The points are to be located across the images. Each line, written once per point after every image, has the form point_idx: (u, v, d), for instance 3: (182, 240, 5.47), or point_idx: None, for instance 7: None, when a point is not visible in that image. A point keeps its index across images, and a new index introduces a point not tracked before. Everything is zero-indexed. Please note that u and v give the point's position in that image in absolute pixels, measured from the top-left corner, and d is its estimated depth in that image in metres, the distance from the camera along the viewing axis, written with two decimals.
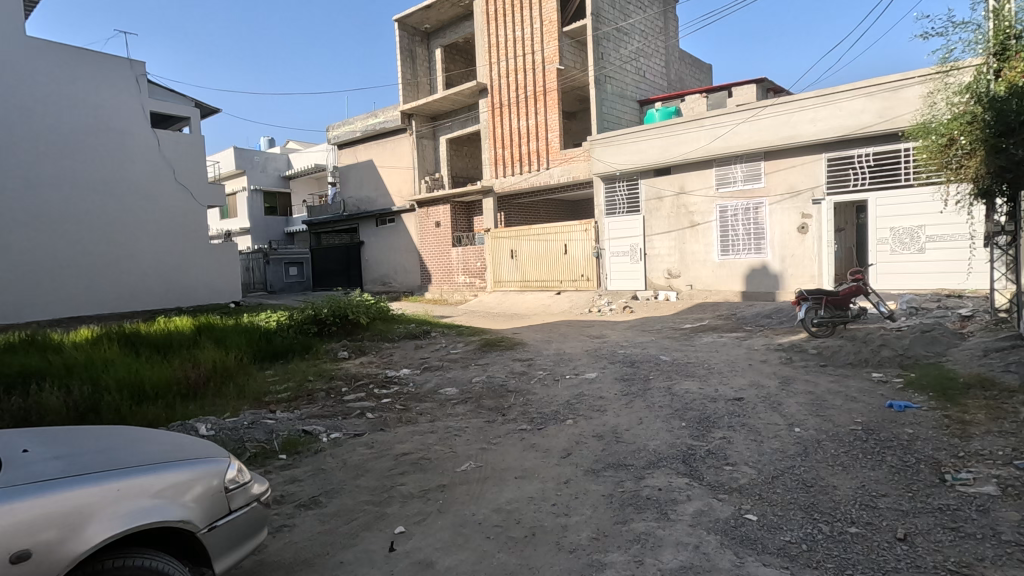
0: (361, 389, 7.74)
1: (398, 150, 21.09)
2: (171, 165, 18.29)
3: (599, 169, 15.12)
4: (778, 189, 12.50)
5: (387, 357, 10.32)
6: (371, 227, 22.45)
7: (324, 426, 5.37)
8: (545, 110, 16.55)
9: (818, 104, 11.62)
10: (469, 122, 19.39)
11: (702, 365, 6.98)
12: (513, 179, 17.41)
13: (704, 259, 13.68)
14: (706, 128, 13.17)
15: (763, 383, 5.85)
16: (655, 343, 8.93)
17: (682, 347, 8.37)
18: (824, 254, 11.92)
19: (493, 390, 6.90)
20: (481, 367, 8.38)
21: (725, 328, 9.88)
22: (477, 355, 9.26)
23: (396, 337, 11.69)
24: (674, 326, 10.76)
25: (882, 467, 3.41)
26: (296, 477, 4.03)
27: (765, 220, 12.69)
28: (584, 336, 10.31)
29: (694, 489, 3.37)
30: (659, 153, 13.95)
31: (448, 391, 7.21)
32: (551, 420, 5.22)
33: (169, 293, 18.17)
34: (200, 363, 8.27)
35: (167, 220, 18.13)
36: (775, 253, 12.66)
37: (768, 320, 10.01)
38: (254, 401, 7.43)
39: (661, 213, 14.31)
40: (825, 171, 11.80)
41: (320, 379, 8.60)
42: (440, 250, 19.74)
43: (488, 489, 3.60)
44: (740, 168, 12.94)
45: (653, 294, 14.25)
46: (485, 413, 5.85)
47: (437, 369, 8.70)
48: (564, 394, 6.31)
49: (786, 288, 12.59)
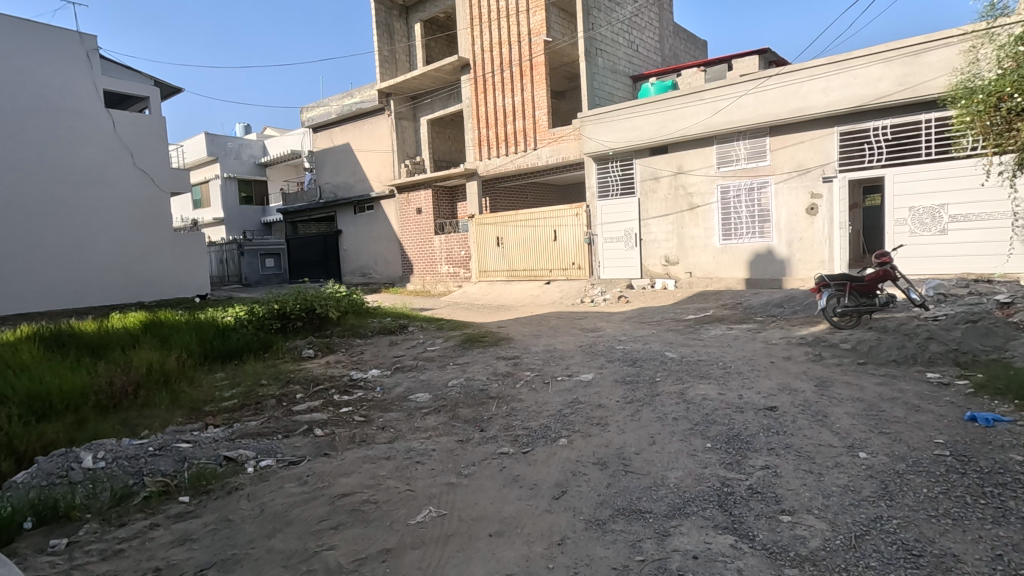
0: (318, 395, 6.64)
1: (377, 132, 19.85)
2: (128, 149, 16.92)
3: (590, 148, 14.03)
4: (785, 166, 11.50)
5: (357, 355, 9.21)
6: (349, 214, 21.18)
7: (255, 449, 4.28)
8: (532, 87, 15.38)
9: (830, 72, 10.59)
10: (451, 102, 18.18)
11: (717, 363, 5.95)
12: (498, 162, 16.28)
13: (704, 244, 12.70)
14: (707, 101, 12.09)
15: (797, 386, 4.82)
16: (658, 337, 7.89)
17: (690, 342, 7.32)
18: (835, 237, 10.95)
19: (470, 397, 5.83)
20: (461, 367, 7.30)
21: (733, 319, 8.87)
22: (457, 354, 8.17)
23: (370, 333, 10.58)
24: (676, 317, 9.74)
25: (1010, 521, 2.41)
26: (188, 535, 2.92)
27: (771, 201, 11.71)
28: (577, 330, 9.24)
29: (746, 559, 2.34)
30: (655, 129, 12.87)
31: (417, 398, 6.13)
32: (539, 439, 4.16)
33: (129, 286, 16.83)
34: (132, 367, 7.11)
35: (125, 207, 16.79)
36: (781, 237, 11.71)
37: (780, 309, 9.05)
38: (190, 411, 6.32)
39: (657, 195, 13.28)
40: (836, 146, 10.83)
41: (277, 383, 7.51)
42: (422, 238, 18.58)
43: (452, 558, 2.55)
44: (743, 144, 11.94)
45: (650, 283, 13.22)
46: (458, 428, 4.77)
47: (411, 370, 7.62)
48: (556, 402, 5.24)
49: (793, 275, 11.63)
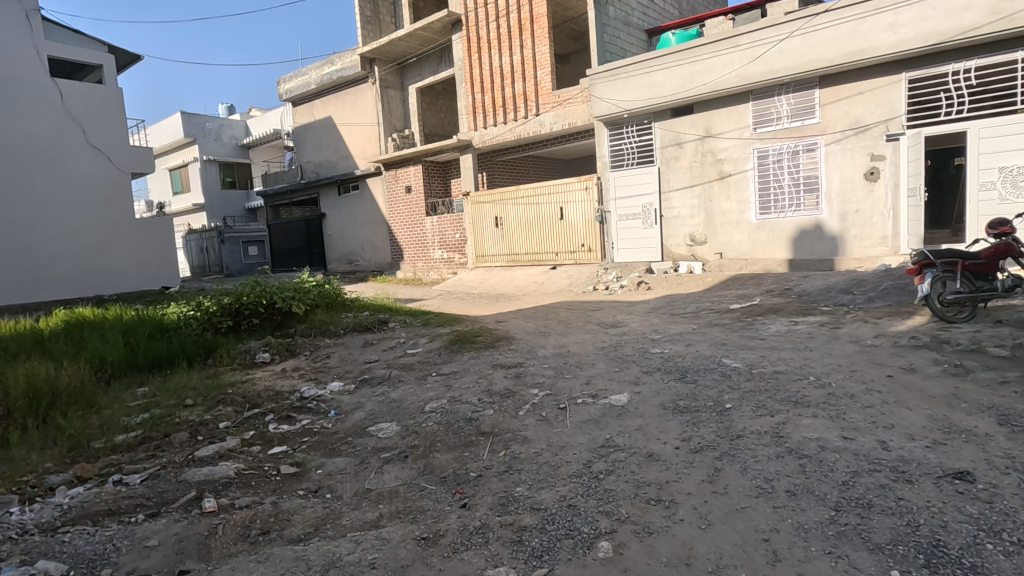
0: (248, 428, 4.86)
1: (360, 104, 17.87)
2: (78, 122, 15.04)
3: (601, 111, 12.07)
4: (838, 124, 9.66)
5: (322, 361, 7.46)
6: (332, 196, 19.26)
7: (81, 561, 2.51)
8: (533, 43, 13.39)
9: (900, 2, 8.63)
10: (441, 66, 16.20)
11: (810, 380, 4.12)
12: (495, 131, 14.36)
13: (738, 220, 10.84)
14: (742, 48, 10.14)
15: (968, 427, 3.01)
16: (703, 336, 6.05)
17: (750, 344, 5.49)
18: (901, 207, 9.13)
19: (452, 435, 4.03)
20: (445, 380, 5.52)
21: (792, 310, 7.02)
22: (441, 360, 6.33)
23: (342, 330, 8.79)
24: (715, 308, 7.88)
25: None
26: None
27: (820, 165, 9.88)
28: (594, 325, 7.40)
29: None
30: (678, 85, 10.92)
31: (379, 433, 4.34)
32: (563, 541, 2.38)
33: (86, 278, 15.02)
34: (3, 390, 5.35)
35: (77, 190, 14.97)
36: (832, 210, 9.88)
37: (850, 296, 7.24)
38: (65, 451, 4.58)
39: (681, 164, 11.39)
40: (904, 97, 9.00)
41: (207, 402, 5.76)
42: (412, 220, 16.67)
43: None
44: (786, 100, 10.08)
45: (673, 267, 11.38)
46: (430, 502, 3.01)
47: (381, 384, 5.82)
48: (582, 450, 3.44)
49: (848, 254, 9.77)
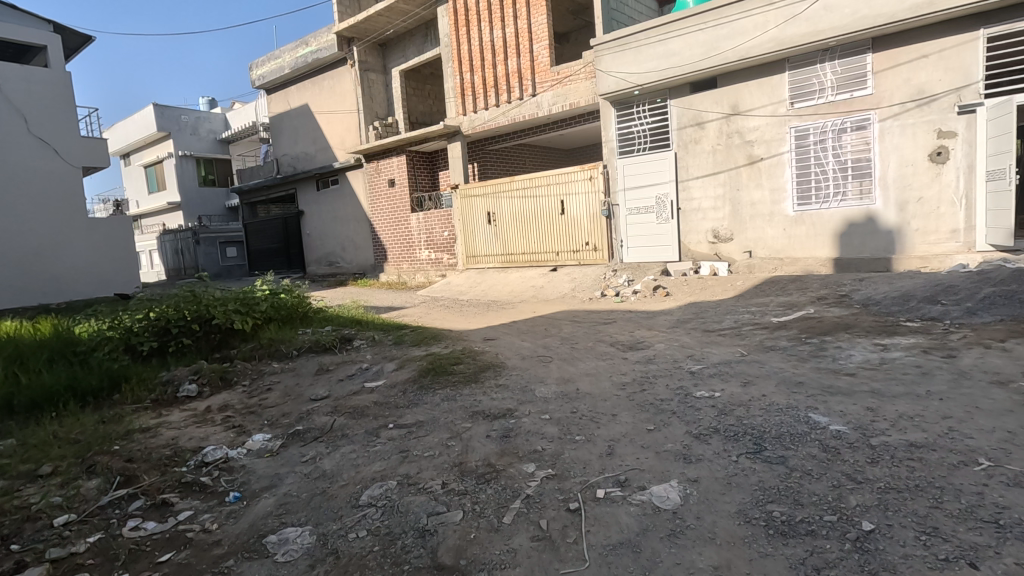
0: (96, 526, 3.21)
1: (338, 89, 16.17)
2: (18, 110, 13.33)
3: (608, 88, 10.39)
4: (895, 95, 8.02)
5: (259, 395, 5.80)
6: (310, 191, 17.57)
7: None
8: (528, 13, 11.70)
9: None
10: (427, 44, 14.53)
11: (988, 469, 2.47)
12: (487, 115, 12.70)
13: (771, 212, 9.19)
14: (777, 5, 8.45)
15: None
16: (762, 369, 4.39)
17: (840, 384, 3.82)
18: (976, 193, 7.53)
19: (390, 570, 2.39)
20: (403, 439, 3.85)
21: (868, 327, 5.34)
22: (404, 403, 4.66)
23: (295, 351, 7.13)
24: (758, 322, 6.23)
25: None
26: None
27: (873, 146, 8.24)
28: (607, 348, 5.72)
29: None
30: (699, 53, 9.25)
31: (278, 553, 2.69)
32: None
33: (27, 285, 13.34)
34: None
35: (18, 186, 13.27)
36: (888, 199, 8.23)
37: (936, 305, 5.63)
38: None
39: (703, 147, 9.72)
40: (982, 58, 7.37)
41: (70, 468, 4.09)
42: (397, 217, 14.98)
43: None
44: (830, 68, 8.43)
45: (694, 268, 9.73)
46: None
47: (317, 442, 4.15)
48: None
49: (908, 251, 8.13)
